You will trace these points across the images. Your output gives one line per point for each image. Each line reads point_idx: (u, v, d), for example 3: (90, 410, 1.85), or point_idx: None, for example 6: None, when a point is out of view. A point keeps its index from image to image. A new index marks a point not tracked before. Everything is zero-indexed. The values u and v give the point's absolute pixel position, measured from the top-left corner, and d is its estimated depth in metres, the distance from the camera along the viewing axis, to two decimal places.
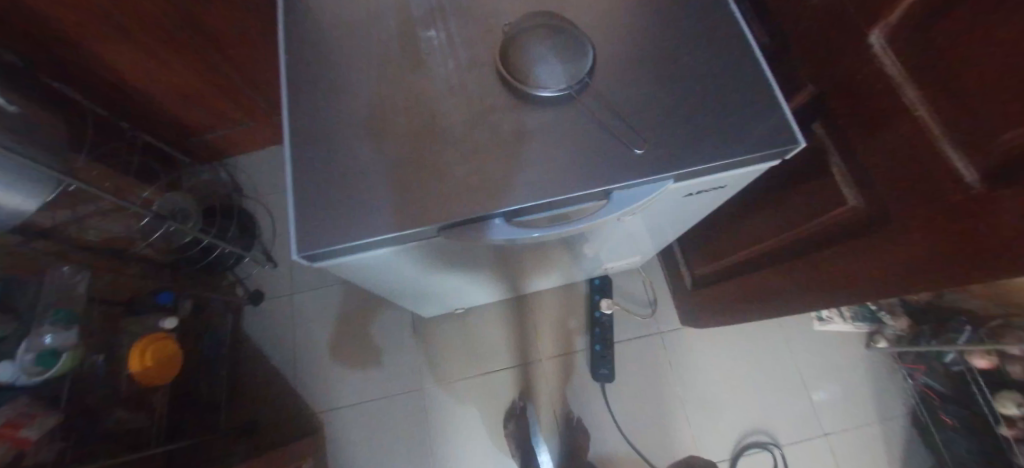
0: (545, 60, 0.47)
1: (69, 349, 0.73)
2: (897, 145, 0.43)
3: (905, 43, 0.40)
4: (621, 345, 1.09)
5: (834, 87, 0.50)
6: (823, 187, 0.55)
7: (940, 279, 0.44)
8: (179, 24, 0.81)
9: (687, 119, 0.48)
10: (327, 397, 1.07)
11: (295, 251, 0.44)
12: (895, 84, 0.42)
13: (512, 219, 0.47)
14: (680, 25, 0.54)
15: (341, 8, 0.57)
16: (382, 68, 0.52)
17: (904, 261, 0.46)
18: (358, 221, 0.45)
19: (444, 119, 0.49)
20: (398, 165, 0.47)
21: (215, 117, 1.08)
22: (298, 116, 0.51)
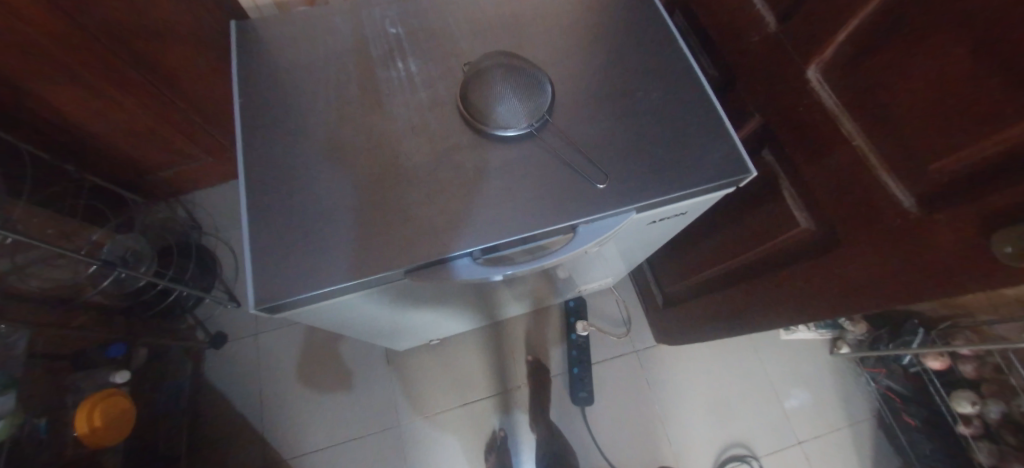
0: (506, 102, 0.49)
1: (5, 417, 0.65)
2: (841, 172, 0.47)
3: (842, 80, 0.45)
4: (598, 366, 1.09)
5: (777, 117, 0.54)
6: (773, 210, 0.59)
7: (877, 296, 0.48)
8: (129, 62, 0.79)
9: (643, 153, 0.51)
10: (296, 444, 1.01)
11: (251, 305, 0.43)
12: (834, 115, 0.46)
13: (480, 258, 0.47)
14: (632, 60, 0.57)
15: (300, 47, 0.56)
16: (344, 108, 0.52)
17: (851, 279, 0.50)
18: (322, 266, 0.44)
19: (409, 158, 0.50)
20: (364, 208, 0.47)
21: (171, 154, 1.04)
22: (256, 157, 0.50)
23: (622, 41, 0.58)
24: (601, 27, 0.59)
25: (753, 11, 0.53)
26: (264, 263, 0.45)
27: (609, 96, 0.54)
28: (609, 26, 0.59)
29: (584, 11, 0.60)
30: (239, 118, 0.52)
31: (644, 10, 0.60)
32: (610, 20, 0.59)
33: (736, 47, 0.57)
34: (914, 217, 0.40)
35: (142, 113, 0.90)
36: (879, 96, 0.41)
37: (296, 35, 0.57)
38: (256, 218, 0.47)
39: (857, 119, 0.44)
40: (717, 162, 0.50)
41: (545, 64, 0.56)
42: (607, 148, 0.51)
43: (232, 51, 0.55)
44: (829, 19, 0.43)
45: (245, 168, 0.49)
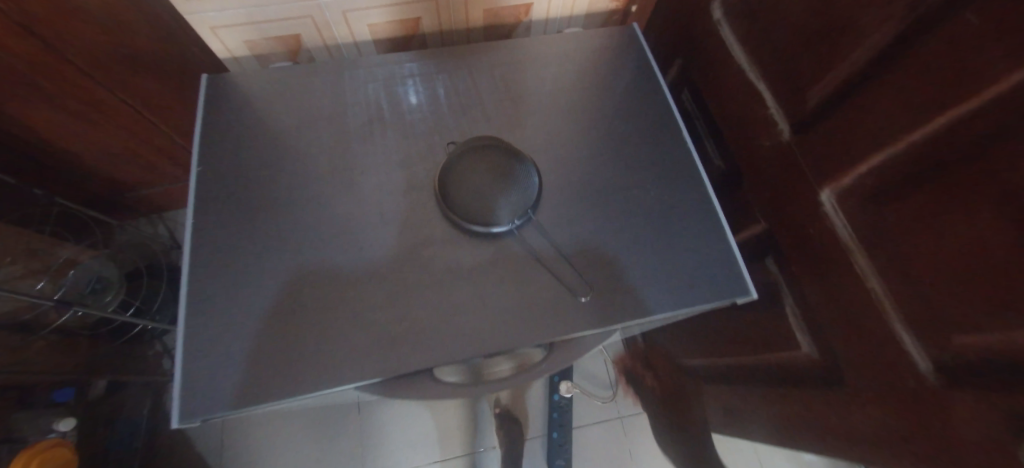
0: (484, 200, 0.45)
1: None
2: (852, 310, 0.42)
3: (859, 213, 0.39)
4: (580, 430, 1.04)
5: (783, 230, 0.49)
6: (771, 322, 0.54)
7: (871, 455, 0.42)
8: (113, 89, 0.75)
9: (630, 263, 0.47)
10: None
11: (175, 421, 0.37)
12: (846, 247, 0.41)
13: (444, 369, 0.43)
14: (624, 155, 0.54)
15: (273, 112, 0.52)
16: (313, 186, 0.48)
17: (848, 426, 0.44)
18: (267, 375, 0.40)
19: (374, 252, 0.46)
20: (320, 307, 0.43)
21: (152, 174, 1.00)
22: (208, 236, 0.45)
23: (617, 133, 0.55)
24: (598, 116, 0.56)
25: (765, 113, 0.48)
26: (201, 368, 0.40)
27: (598, 196, 0.51)
28: (605, 114, 0.56)
29: (581, 95, 0.57)
30: (195, 192, 0.47)
31: (642, 101, 0.57)
32: (604, 109, 0.56)
33: (744, 145, 0.52)
34: (932, 388, 0.35)
35: (125, 137, 0.86)
36: (897, 243, 0.36)
37: (271, 97, 0.53)
38: (199, 313, 0.42)
39: (874, 260, 0.38)
40: (710, 286, 0.47)
41: (535, 153, 0.52)
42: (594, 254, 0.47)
43: (197, 111, 0.51)
44: (853, 146, 0.38)
45: (193, 251, 0.44)
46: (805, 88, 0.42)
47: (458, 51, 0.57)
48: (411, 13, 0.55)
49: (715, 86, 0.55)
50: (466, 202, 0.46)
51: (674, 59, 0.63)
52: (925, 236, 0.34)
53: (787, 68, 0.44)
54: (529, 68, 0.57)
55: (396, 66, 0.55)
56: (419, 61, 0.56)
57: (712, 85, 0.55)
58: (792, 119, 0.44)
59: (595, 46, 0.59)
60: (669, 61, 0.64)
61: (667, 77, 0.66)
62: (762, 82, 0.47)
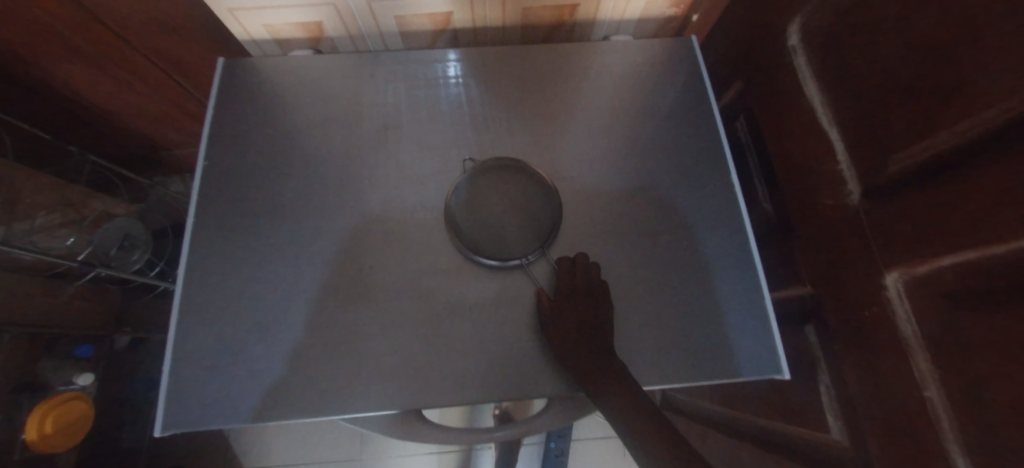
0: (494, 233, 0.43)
1: None
2: (898, 413, 0.36)
3: (931, 312, 0.33)
4: (578, 444, 1.02)
5: (832, 302, 0.42)
6: (800, 394, 0.49)
7: None
8: (144, 55, 0.74)
9: (645, 319, 0.43)
10: (259, 454, 1.00)
11: (157, 429, 0.37)
12: (906, 343, 0.35)
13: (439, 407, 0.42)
14: (660, 192, 0.48)
15: (288, 107, 0.49)
16: (319, 194, 0.46)
17: None
18: (255, 393, 0.39)
19: (376, 274, 0.43)
20: (313, 329, 0.41)
21: (184, 138, 1.00)
22: (208, 237, 0.44)
23: (656, 166, 0.49)
24: (637, 143, 0.50)
25: (833, 167, 0.41)
26: (187, 377, 0.39)
27: (624, 236, 0.46)
28: (645, 142, 0.50)
29: (620, 116, 0.51)
30: (199, 188, 0.45)
31: (690, 131, 0.50)
32: (646, 135, 0.50)
33: (802, 197, 0.45)
34: None
35: (157, 101, 0.86)
36: (970, 358, 0.30)
37: (288, 90, 0.50)
38: (192, 319, 0.41)
39: (939, 371, 0.32)
40: (737, 355, 0.42)
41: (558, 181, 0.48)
42: (603, 300, 0.42)
43: (209, 100, 0.48)
44: (935, 235, 0.32)
45: (192, 252, 0.43)
46: (886, 151, 0.35)
47: (490, 54, 0.52)
48: (443, 7, 0.50)
49: (778, 122, 0.48)
50: (475, 231, 0.43)
51: (734, 80, 0.55)
52: (1004, 365, 0.28)
53: (870, 123, 0.37)
54: (566, 80, 0.52)
55: (420, 67, 0.51)
56: (446, 62, 0.51)
57: (774, 120, 0.48)
58: (866, 182, 0.38)
59: (643, 60, 0.53)
60: (728, 81, 0.57)
61: (721, 99, 0.59)
62: (835, 131, 0.40)
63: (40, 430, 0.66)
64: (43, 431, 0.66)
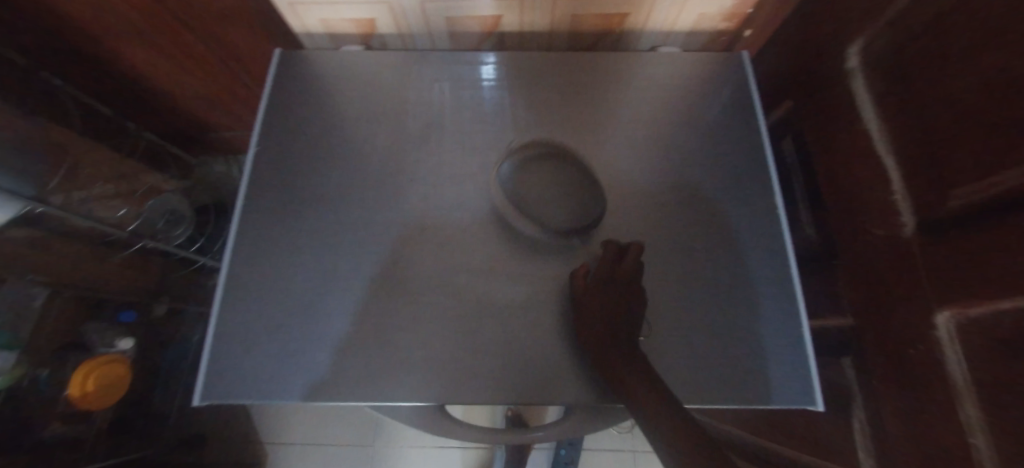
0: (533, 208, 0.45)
1: (5, 374, 0.66)
2: (937, 459, 0.34)
3: (983, 357, 0.31)
4: (588, 454, 1.00)
5: (875, 335, 0.41)
6: (832, 427, 0.47)
7: None
8: (201, 39, 0.77)
9: (674, 336, 0.43)
10: (276, 429, 1.01)
11: (196, 398, 0.39)
12: (953, 387, 0.33)
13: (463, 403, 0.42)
14: (698, 208, 0.47)
15: (336, 99, 0.51)
16: (361, 186, 0.47)
17: None
18: (288, 372, 0.41)
19: (409, 267, 0.44)
20: (346, 315, 0.42)
21: (230, 121, 1.04)
22: (254, 219, 0.46)
23: (697, 181, 0.48)
24: (679, 157, 0.49)
25: (886, 196, 0.39)
26: (226, 351, 0.41)
27: (659, 249, 0.46)
28: (686, 156, 0.49)
29: (663, 128, 0.50)
30: (250, 171, 0.47)
31: (734, 148, 0.49)
32: (687, 150, 0.49)
33: (851, 224, 0.43)
34: None
35: (210, 85, 0.90)
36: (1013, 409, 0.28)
37: (339, 82, 0.51)
38: (234, 296, 0.43)
39: (987, 420, 0.31)
40: (767, 381, 0.41)
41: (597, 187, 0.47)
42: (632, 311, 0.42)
43: (264, 88, 0.50)
44: (991, 275, 0.30)
45: (239, 232, 0.45)
46: (947, 183, 0.34)
47: (536, 58, 0.52)
48: (493, 10, 0.50)
49: (830, 145, 0.46)
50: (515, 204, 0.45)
51: (784, 98, 0.54)
52: None
53: (931, 153, 0.35)
54: (610, 89, 0.51)
55: (466, 67, 0.52)
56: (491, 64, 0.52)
57: (826, 142, 0.47)
58: (922, 214, 0.36)
59: (691, 73, 0.52)
60: (778, 99, 0.55)
61: (768, 117, 0.57)
62: (892, 159, 0.39)
63: (83, 388, 0.70)
64: (85, 389, 0.71)
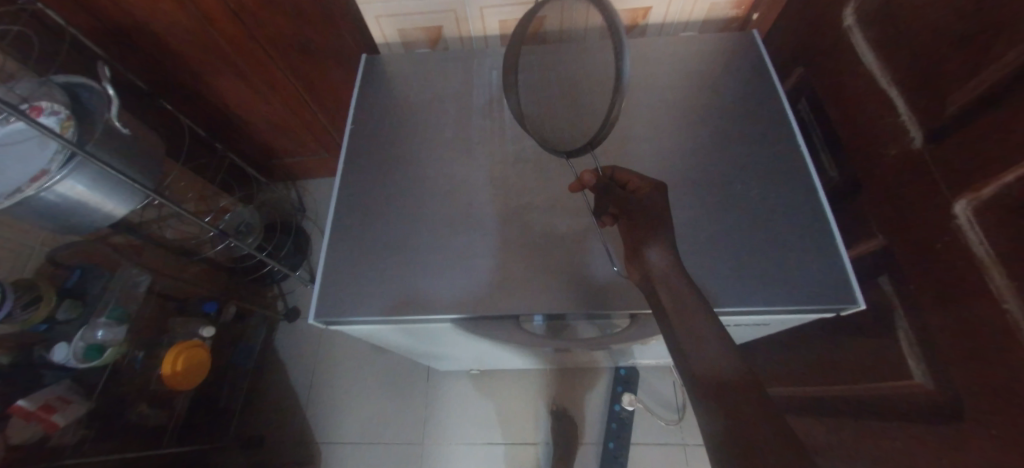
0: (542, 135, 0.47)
1: (114, 345, 0.75)
2: (980, 338, 0.38)
3: (999, 229, 0.35)
4: (638, 448, 0.98)
5: (904, 246, 0.45)
6: (882, 348, 0.50)
7: None
8: (285, 70, 0.90)
9: (725, 256, 0.48)
10: (329, 429, 1.03)
11: (313, 316, 0.48)
12: (981, 264, 0.37)
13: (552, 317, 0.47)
14: (727, 153, 0.55)
15: (412, 90, 0.63)
16: (436, 152, 0.58)
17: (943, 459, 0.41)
18: (385, 297, 0.48)
19: (480, 210, 0.53)
20: (430, 249, 0.51)
21: (296, 146, 1.18)
22: (351, 181, 0.56)
23: (722, 135, 0.56)
24: (704, 117, 0.58)
25: (895, 120, 0.45)
26: (333, 281, 0.50)
27: (690, 187, 0.53)
28: (710, 114, 0.58)
29: (687, 94, 0.59)
30: (347, 145, 0.59)
31: (752, 105, 0.57)
32: (709, 110, 0.58)
33: (869, 154, 0.49)
34: None
35: (284, 112, 1.03)
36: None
37: (417, 79, 0.64)
38: (337, 238, 0.52)
39: (1013, 280, 0.34)
40: None
41: (624, 146, 0.57)
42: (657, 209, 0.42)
43: (356, 84, 0.63)
44: (997, 156, 0.35)
45: (340, 191, 0.56)
46: (943, 94, 0.40)
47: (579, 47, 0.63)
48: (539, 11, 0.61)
49: (838, 95, 0.53)
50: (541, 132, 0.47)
51: (794, 67, 0.62)
52: None
53: (926, 73, 0.42)
54: (638, 68, 0.62)
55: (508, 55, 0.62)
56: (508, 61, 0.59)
57: (835, 93, 0.54)
58: (928, 126, 0.42)
59: (708, 53, 0.62)
60: (789, 69, 0.64)
61: (784, 86, 0.65)
62: (894, 90, 0.46)
63: (173, 368, 0.77)
64: (175, 369, 0.77)
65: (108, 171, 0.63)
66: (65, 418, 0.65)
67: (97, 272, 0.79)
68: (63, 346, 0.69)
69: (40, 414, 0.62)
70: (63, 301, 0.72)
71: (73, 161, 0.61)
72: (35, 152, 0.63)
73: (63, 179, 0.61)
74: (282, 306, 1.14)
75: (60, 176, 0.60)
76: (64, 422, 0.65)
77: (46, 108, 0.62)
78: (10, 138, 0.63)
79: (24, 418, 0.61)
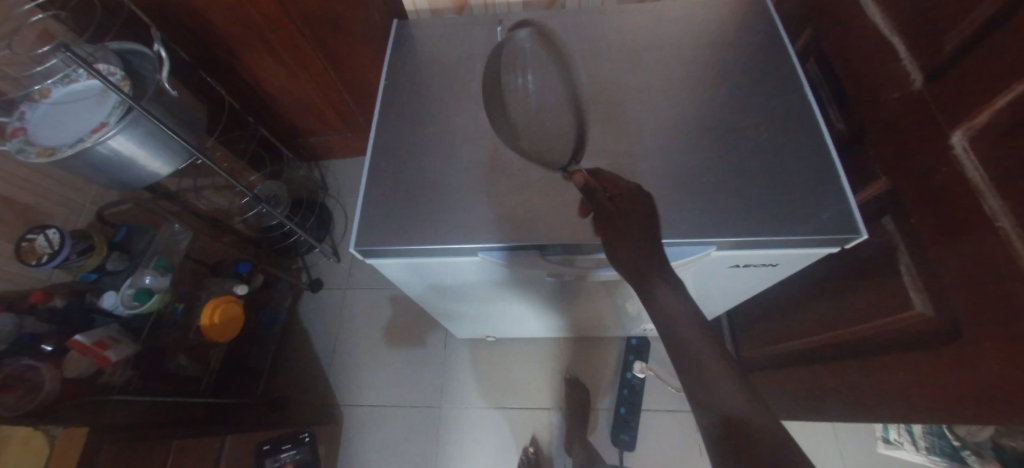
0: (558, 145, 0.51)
1: (161, 292, 0.80)
2: (976, 258, 0.40)
3: (992, 153, 0.38)
4: (648, 414, 1.00)
5: (906, 184, 0.48)
6: (890, 285, 0.53)
7: (985, 403, 0.40)
8: (317, 49, 0.95)
9: (735, 195, 0.51)
10: (350, 392, 1.08)
11: (353, 245, 0.52)
12: (974, 187, 0.40)
13: (570, 249, 0.51)
14: (740, 102, 0.58)
15: (441, 51, 0.67)
16: (463, 105, 0.62)
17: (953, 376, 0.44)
18: (418, 231, 0.53)
19: (505, 155, 0.57)
20: (459, 190, 0.55)
21: (322, 125, 1.23)
22: (385, 130, 0.61)
23: (735, 87, 0.59)
24: (718, 70, 0.61)
25: (897, 65, 0.48)
26: (370, 217, 0.54)
27: (704, 133, 0.56)
28: (723, 68, 0.61)
29: (701, 51, 0.63)
30: (381, 99, 0.63)
31: (763, 59, 0.60)
32: (722, 65, 0.61)
33: (874, 102, 0.52)
34: None
35: (312, 90, 1.08)
36: (1019, 172, 0.35)
37: (446, 42, 0.68)
38: (372, 179, 0.57)
39: (1003, 197, 0.37)
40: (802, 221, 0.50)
41: (643, 96, 0.60)
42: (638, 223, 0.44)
43: (389, 46, 0.68)
44: (989, 84, 0.38)
45: (374, 138, 0.60)
46: (940, 34, 0.43)
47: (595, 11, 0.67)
48: None
49: (845, 50, 0.56)
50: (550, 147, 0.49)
51: (805, 27, 0.65)
52: None
53: (924, 18, 0.45)
54: (654, 29, 0.65)
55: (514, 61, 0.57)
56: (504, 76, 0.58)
57: (842, 47, 0.57)
58: (927, 66, 0.45)
59: (720, 14, 0.65)
60: (800, 31, 0.67)
61: (794, 49, 0.68)
62: (896, 38, 0.48)
63: (210, 320, 0.83)
64: (212, 321, 0.83)
65: (160, 129, 0.68)
66: (117, 355, 0.70)
67: (140, 230, 0.84)
68: (110, 293, 0.75)
69: (95, 349, 0.68)
70: (113, 253, 0.78)
71: (127, 118, 0.67)
72: (93, 109, 0.69)
73: (117, 134, 0.66)
74: (306, 277, 1.19)
75: (116, 131, 0.66)
76: (116, 358, 0.70)
77: (103, 68, 0.68)
78: (77, 97, 0.71)
79: (82, 353, 0.67)
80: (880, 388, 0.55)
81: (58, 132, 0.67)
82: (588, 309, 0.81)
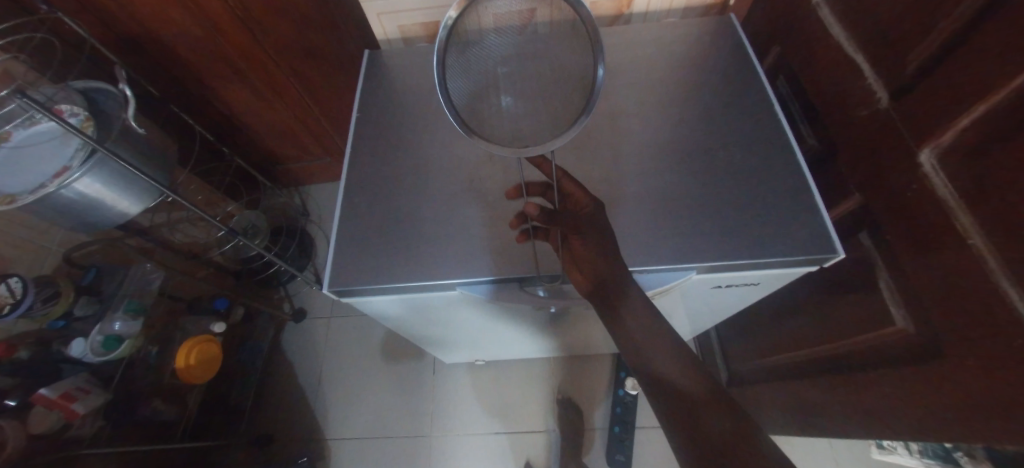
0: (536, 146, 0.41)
1: (131, 336, 0.77)
2: (951, 277, 0.40)
3: (963, 171, 0.38)
4: (643, 431, 0.99)
5: (879, 200, 0.48)
6: (870, 300, 0.53)
7: (974, 423, 0.40)
8: (292, 78, 0.94)
9: (712, 219, 0.50)
10: (338, 425, 1.04)
11: (325, 285, 0.50)
12: (946, 205, 0.40)
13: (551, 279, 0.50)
14: (713, 122, 0.58)
15: (414, 80, 0.67)
16: (437, 134, 0.62)
17: (942, 396, 0.43)
18: (392, 267, 0.51)
19: (481, 184, 0.56)
20: (435, 223, 0.54)
21: (301, 151, 1.21)
22: (357, 162, 0.60)
23: (707, 106, 0.59)
24: (689, 90, 0.61)
25: (863, 83, 0.49)
26: (342, 254, 0.53)
27: (678, 155, 0.56)
28: (693, 87, 0.61)
29: (672, 71, 0.63)
30: (353, 131, 0.63)
31: (733, 78, 0.61)
32: (692, 85, 0.62)
33: (843, 119, 0.53)
34: None
35: (288, 118, 1.06)
36: (994, 191, 0.35)
37: (419, 70, 0.68)
38: (345, 215, 0.56)
39: (975, 215, 0.37)
40: None
41: (616, 119, 0.60)
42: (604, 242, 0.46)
43: (361, 77, 0.67)
44: (954, 102, 0.38)
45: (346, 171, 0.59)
46: (901, 55, 0.44)
47: None
48: None
49: (813, 68, 0.57)
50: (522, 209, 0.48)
51: (773, 44, 0.66)
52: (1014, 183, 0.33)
53: (885, 39, 0.45)
54: (625, 50, 0.66)
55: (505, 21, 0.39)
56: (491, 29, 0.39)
57: (809, 66, 0.58)
58: (892, 85, 0.45)
59: (690, 35, 0.66)
60: (768, 49, 0.68)
61: (764, 66, 0.69)
62: (860, 56, 0.49)
63: (186, 361, 0.80)
64: (188, 362, 0.80)
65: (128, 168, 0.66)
66: (85, 406, 0.68)
67: (110, 271, 0.82)
68: (78, 340, 0.72)
69: (60, 402, 0.65)
70: (81, 297, 0.76)
71: (92, 160, 0.64)
72: (55, 152, 0.67)
73: (82, 177, 0.64)
74: (288, 307, 1.16)
75: (80, 174, 0.63)
76: (84, 411, 0.67)
77: (66, 109, 0.66)
78: (38, 139, 0.69)
79: (47, 407, 0.64)
80: (867, 405, 0.55)
81: (17, 177, 0.65)
82: (574, 329, 0.80)
